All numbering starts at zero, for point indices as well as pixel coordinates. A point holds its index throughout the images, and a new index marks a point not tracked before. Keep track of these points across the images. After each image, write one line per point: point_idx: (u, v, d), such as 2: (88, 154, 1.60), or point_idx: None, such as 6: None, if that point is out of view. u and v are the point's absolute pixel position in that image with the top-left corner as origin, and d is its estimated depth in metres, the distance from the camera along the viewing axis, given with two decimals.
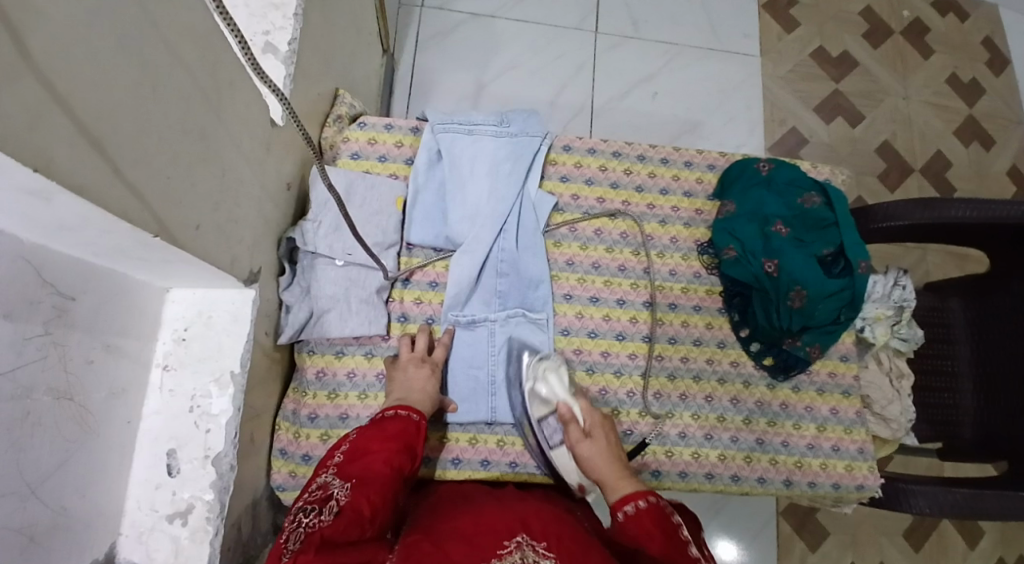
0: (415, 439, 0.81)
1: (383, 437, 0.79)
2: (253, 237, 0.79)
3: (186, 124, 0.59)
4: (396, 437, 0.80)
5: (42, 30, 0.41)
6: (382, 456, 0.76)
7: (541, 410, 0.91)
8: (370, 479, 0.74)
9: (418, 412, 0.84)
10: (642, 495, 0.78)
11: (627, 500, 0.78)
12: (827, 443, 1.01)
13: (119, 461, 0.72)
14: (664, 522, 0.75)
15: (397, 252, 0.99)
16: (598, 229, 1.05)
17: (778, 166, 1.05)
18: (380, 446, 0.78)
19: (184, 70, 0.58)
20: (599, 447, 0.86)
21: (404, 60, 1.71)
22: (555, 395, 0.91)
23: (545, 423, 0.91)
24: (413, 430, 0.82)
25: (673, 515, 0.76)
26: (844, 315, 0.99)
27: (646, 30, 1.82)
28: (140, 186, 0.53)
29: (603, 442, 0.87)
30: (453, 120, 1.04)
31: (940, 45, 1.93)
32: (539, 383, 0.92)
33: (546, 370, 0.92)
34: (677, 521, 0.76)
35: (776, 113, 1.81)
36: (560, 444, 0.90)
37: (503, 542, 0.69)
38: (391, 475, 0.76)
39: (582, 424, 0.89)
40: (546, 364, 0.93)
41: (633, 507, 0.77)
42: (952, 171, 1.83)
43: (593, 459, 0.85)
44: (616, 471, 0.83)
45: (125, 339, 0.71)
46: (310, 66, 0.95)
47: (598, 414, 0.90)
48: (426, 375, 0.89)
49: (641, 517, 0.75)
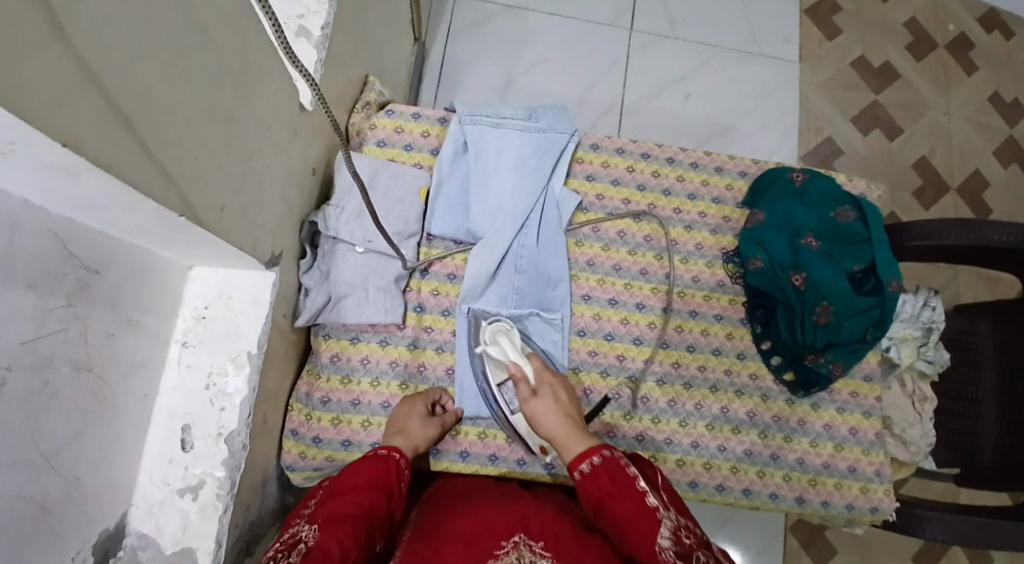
0: (389, 474, 0.79)
1: (353, 476, 0.77)
2: (276, 220, 0.80)
3: (214, 106, 0.59)
4: (364, 474, 0.78)
5: (78, 8, 0.41)
6: (350, 496, 0.74)
7: (497, 374, 0.92)
8: (339, 518, 0.71)
9: (384, 446, 0.82)
10: (595, 450, 0.78)
11: (581, 458, 0.78)
12: (843, 464, 1.00)
13: (133, 435, 0.73)
14: (621, 479, 0.75)
15: (418, 242, 0.99)
16: (621, 231, 1.04)
17: (812, 178, 1.03)
18: (352, 485, 0.76)
19: (214, 50, 0.57)
20: (547, 403, 0.86)
21: (435, 48, 1.70)
22: (505, 357, 0.91)
23: (504, 387, 0.92)
24: (383, 466, 0.80)
25: (630, 467, 0.76)
26: (871, 334, 0.96)
27: (682, 30, 1.79)
28: (168, 166, 0.53)
29: (553, 398, 0.86)
30: (482, 112, 1.03)
31: (986, 61, 1.88)
32: (489, 344, 0.92)
33: (497, 333, 0.92)
34: (633, 472, 0.75)
35: (810, 121, 1.77)
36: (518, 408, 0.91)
37: (501, 543, 0.72)
38: (361, 515, 0.73)
39: (532, 384, 0.89)
40: (496, 325, 0.93)
41: (588, 463, 0.77)
42: (990, 191, 1.78)
43: (543, 416, 0.85)
44: (570, 430, 0.82)
45: (145, 314, 0.72)
46: (342, 50, 0.95)
47: (549, 373, 0.90)
48: (409, 408, 0.88)
49: (597, 476, 0.75)
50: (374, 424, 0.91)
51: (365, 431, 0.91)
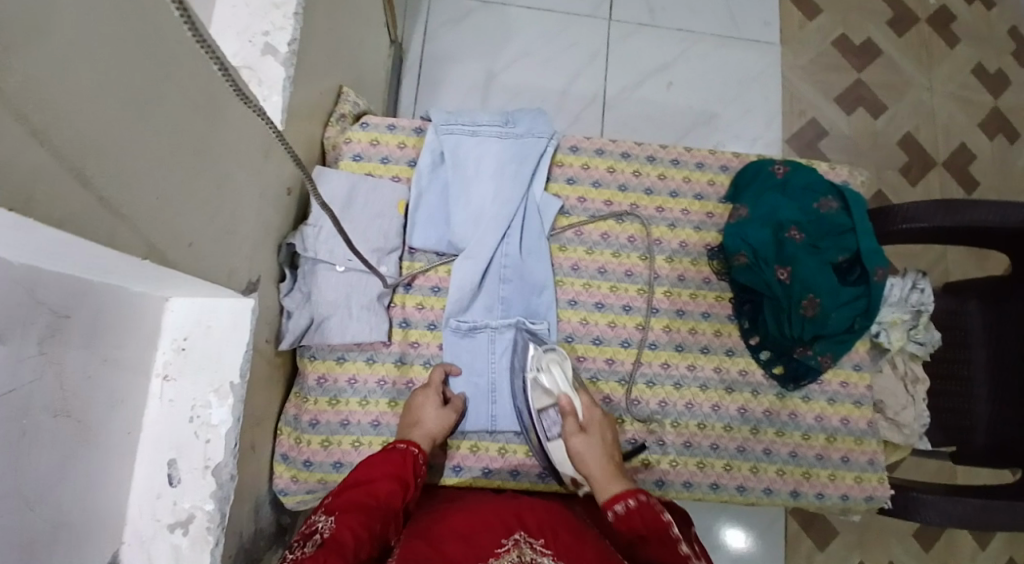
0: (409, 467, 0.81)
1: (370, 467, 0.79)
2: (252, 245, 0.78)
3: (177, 140, 0.58)
4: (383, 465, 0.79)
5: (15, 60, 0.39)
6: (365, 487, 0.76)
7: (541, 401, 0.90)
8: (353, 508, 0.73)
9: (402, 441, 0.83)
10: (631, 493, 0.78)
11: (616, 498, 0.78)
12: (836, 454, 0.99)
13: (118, 472, 0.71)
14: (655, 524, 0.74)
15: (399, 256, 0.97)
16: (604, 233, 1.03)
17: (794, 169, 1.02)
18: (368, 476, 0.78)
19: (172, 84, 0.56)
20: (593, 444, 0.85)
21: (413, 48, 1.68)
22: (556, 387, 0.89)
23: (545, 415, 0.90)
24: (399, 458, 0.81)
25: (664, 513, 0.75)
26: (858, 324, 0.97)
27: (662, 18, 1.77)
28: (127, 210, 0.52)
29: (599, 439, 0.86)
30: (458, 121, 1.01)
31: (968, 33, 1.86)
32: (541, 372, 0.90)
33: (551, 361, 0.90)
34: (666, 520, 0.75)
35: (794, 104, 1.76)
36: (557, 436, 0.89)
37: (501, 540, 0.70)
38: (376, 506, 0.75)
39: (579, 419, 0.87)
40: (550, 354, 0.91)
41: (623, 504, 0.77)
42: (975, 165, 1.77)
43: (586, 455, 0.84)
44: (609, 472, 0.82)
45: (123, 350, 0.70)
46: (312, 65, 0.93)
47: (598, 413, 0.88)
48: (426, 406, 0.88)
49: (630, 518, 0.75)
50: (365, 444, 0.91)
51: (356, 451, 0.90)
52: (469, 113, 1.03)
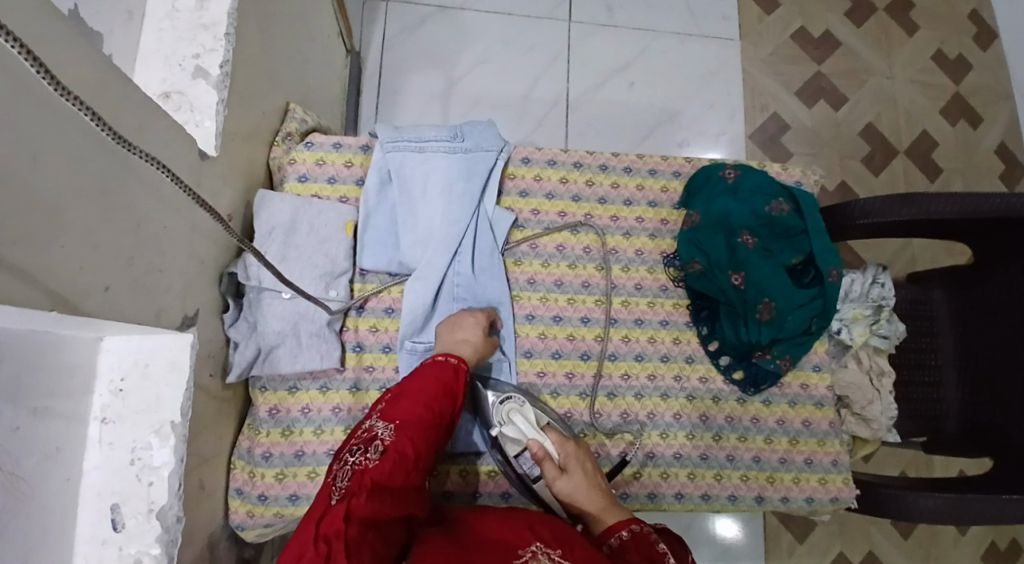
0: (457, 381, 0.84)
1: (427, 379, 0.81)
2: (185, 281, 0.76)
3: (82, 185, 0.55)
4: (438, 381, 0.82)
5: None
6: (422, 400, 0.79)
7: (513, 448, 0.88)
8: (412, 420, 0.77)
9: (455, 356, 0.86)
10: (626, 523, 0.78)
11: (613, 529, 0.78)
12: (799, 457, 0.99)
13: (60, 523, 0.68)
14: (648, 549, 0.74)
15: (350, 279, 0.96)
16: (559, 245, 1.01)
17: (744, 173, 1.01)
18: (425, 388, 0.80)
19: (72, 127, 0.53)
20: (576, 483, 0.84)
21: (370, 58, 1.65)
22: (522, 434, 0.87)
23: (522, 458, 0.88)
24: (454, 374, 0.84)
25: (659, 542, 0.74)
26: (815, 325, 0.97)
27: (621, 17, 1.76)
28: (24, 264, 0.50)
29: (580, 472, 0.85)
30: (404, 136, 0.99)
31: (926, 20, 1.87)
32: (505, 426, 0.88)
33: (511, 411, 0.89)
34: (660, 549, 0.73)
35: (755, 99, 1.75)
36: (539, 478, 0.88)
37: (519, 551, 0.70)
38: (432, 420, 0.78)
39: (556, 460, 0.87)
40: (508, 404, 0.89)
41: (618, 535, 0.77)
42: (937, 151, 1.78)
43: (574, 495, 0.84)
44: (599, 502, 0.83)
45: (53, 399, 0.67)
46: (248, 88, 0.91)
47: (572, 444, 0.87)
48: (474, 326, 0.91)
49: (626, 548, 0.75)
50: (321, 474, 0.89)
51: (312, 482, 0.89)
52: (415, 128, 1.01)
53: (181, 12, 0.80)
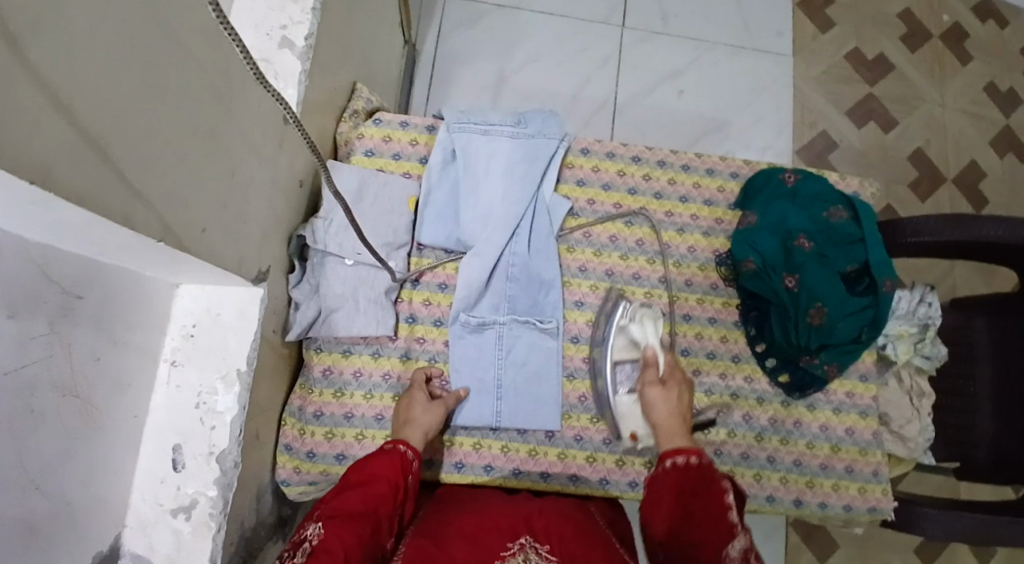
0: (400, 469, 0.79)
1: (366, 469, 0.78)
2: (262, 235, 0.79)
3: (193, 127, 0.58)
4: (380, 469, 0.78)
5: (36, 20, 0.38)
6: (358, 496, 0.74)
7: (621, 353, 0.94)
8: (344, 517, 0.71)
9: (402, 442, 0.82)
10: (695, 451, 0.80)
11: (677, 451, 0.80)
12: (840, 465, 0.99)
13: (125, 455, 0.72)
14: (711, 485, 0.76)
15: (408, 252, 0.99)
16: (613, 235, 1.03)
17: (805, 177, 1.02)
18: (364, 479, 0.77)
19: (193, 70, 0.56)
20: (669, 396, 0.88)
21: (426, 50, 1.69)
22: (643, 340, 0.93)
23: (621, 366, 0.94)
24: (397, 461, 0.80)
25: (723, 478, 0.76)
26: (865, 334, 0.97)
27: (674, 25, 1.78)
28: (146, 190, 0.52)
29: (676, 394, 0.88)
30: (470, 120, 1.02)
31: (982, 49, 1.86)
32: (634, 323, 0.95)
33: (643, 315, 0.95)
34: (725, 486, 0.75)
35: (805, 114, 1.76)
36: (626, 391, 0.92)
37: (507, 543, 0.72)
38: (367, 514, 0.73)
39: (659, 371, 0.91)
40: (643, 309, 0.96)
41: (684, 458, 0.79)
42: (985, 182, 1.77)
43: (659, 405, 0.87)
44: (674, 427, 0.85)
45: (132, 333, 0.70)
46: (328, 60, 0.94)
47: (679, 371, 0.91)
48: (414, 399, 0.88)
49: (688, 473, 0.78)
50: (368, 437, 0.91)
51: (359, 444, 0.91)
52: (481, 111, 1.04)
53: None
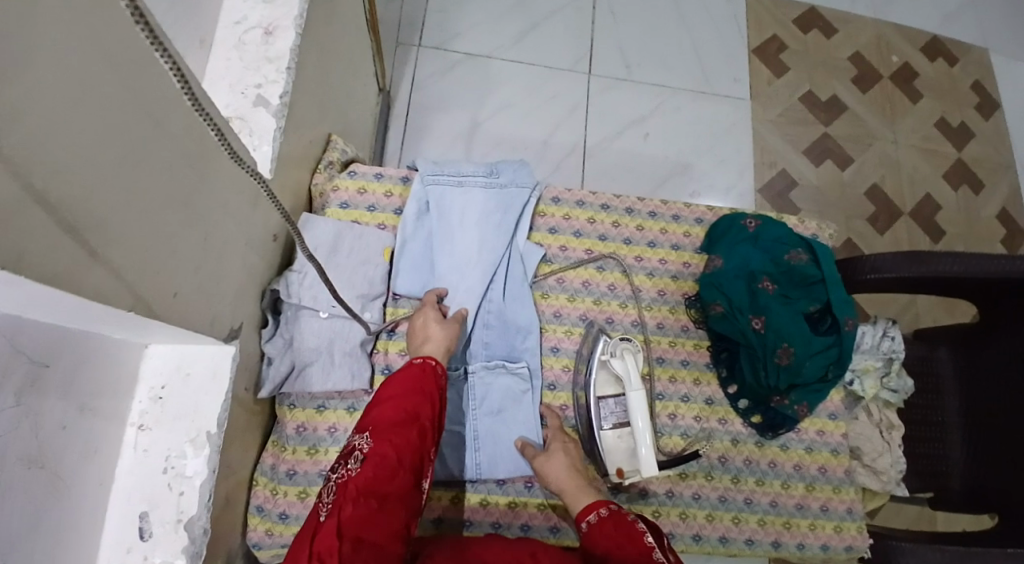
0: (432, 380, 0.83)
1: (404, 380, 0.82)
2: (236, 292, 0.79)
3: (168, 194, 0.58)
4: (415, 378, 0.82)
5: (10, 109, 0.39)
6: (400, 402, 0.79)
7: (604, 388, 0.97)
8: (390, 425, 0.77)
9: (429, 356, 0.86)
10: (603, 504, 0.84)
11: (588, 510, 0.83)
12: (816, 504, 1.00)
13: (90, 525, 0.69)
14: (625, 529, 0.78)
15: (383, 303, 0.99)
16: (585, 281, 1.05)
17: (765, 223, 1.05)
18: (403, 388, 0.81)
19: (169, 140, 0.57)
20: (558, 459, 0.90)
21: (399, 99, 1.72)
22: (627, 373, 0.95)
23: (604, 403, 0.96)
24: (428, 370, 0.84)
25: (637, 521, 0.79)
26: (831, 373, 1.00)
27: (639, 73, 1.84)
28: (118, 262, 0.52)
29: (562, 453, 0.91)
30: (443, 171, 1.04)
31: (930, 89, 1.96)
32: (615, 358, 0.96)
33: (625, 349, 0.96)
34: (641, 527, 0.78)
35: (765, 156, 1.82)
36: (610, 426, 0.95)
37: None
38: (413, 420, 0.78)
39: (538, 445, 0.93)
40: (624, 343, 0.97)
41: (595, 514, 0.82)
42: (940, 215, 1.84)
43: (555, 473, 0.89)
44: (576, 482, 0.88)
45: (100, 399, 0.68)
46: (303, 116, 0.95)
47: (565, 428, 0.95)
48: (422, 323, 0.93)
49: (602, 524, 0.80)
50: None
51: None
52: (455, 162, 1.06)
53: (249, 43, 0.84)
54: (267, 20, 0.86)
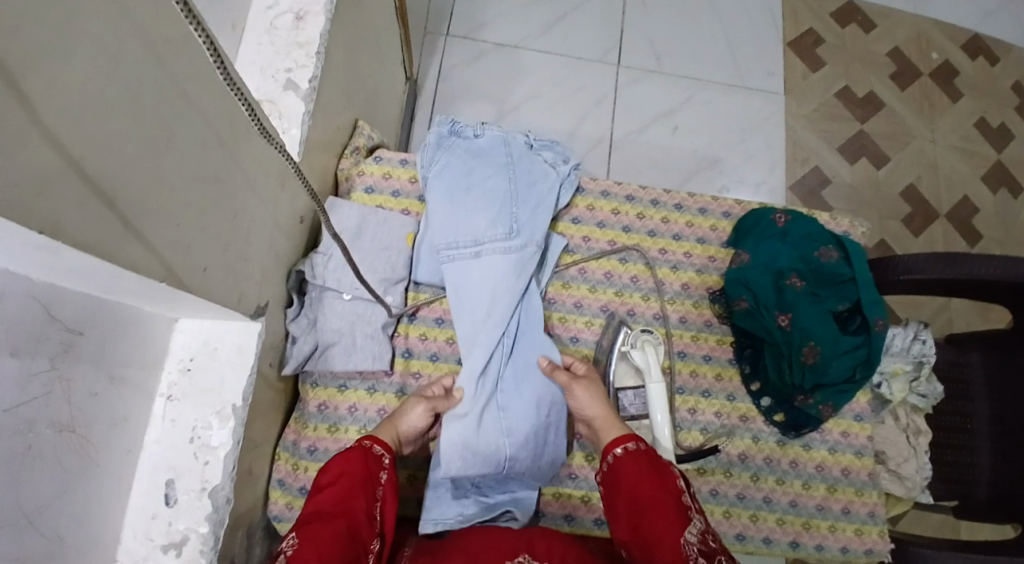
0: (364, 464, 0.80)
1: (337, 467, 0.79)
2: (262, 271, 0.80)
3: (199, 171, 0.60)
4: (345, 465, 0.79)
5: (45, 81, 0.40)
6: (327, 492, 0.76)
7: (626, 379, 0.98)
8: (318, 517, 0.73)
9: (365, 438, 0.83)
10: (632, 438, 0.84)
11: (617, 442, 0.84)
12: (837, 506, 0.99)
13: (118, 491, 0.71)
14: (658, 469, 0.81)
15: (405, 288, 1.00)
16: (607, 272, 1.05)
17: (795, 219, 1.04)
18: (334, 477, 0.78)
19: (200, 117, 0.58)
20: (592, 392, 0.91)
21: (426, 86, 1.72)
22: (648, 364, 0.94)
23: (623, 394, 0.97)
24: (359, 455, 0.81)
25: (664, 462, 0.82)
26: (859, 373, 0.97)
27: (669, 65, 1.82)
28: (150, 235, 0.54)
29: (595, 389, 0.92)
30: (458, 244, 0.98)
31: (970, 88, 1.90)
32: (635, 350, 0.95)
33: (645, 341, 0.95)
34: (670, 471, 0.81)
35: (797, 153, 1.79)
36: (629, 415, 0.97)
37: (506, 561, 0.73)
38: (339, 511, 0.74)
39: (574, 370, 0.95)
40: (645, 335, 0.96)
41: (626, 447, 0.83)
42: (977, 218, 1.79)
43: (588, 403, 0.90)
44: (608, 416, 0.89)
45: (130, 369, 0.71)
46: (332, 99, 0.96)
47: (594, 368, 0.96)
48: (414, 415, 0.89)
49: (635, 460, 0.81)
50: None
51: None
52: (471, 217, 0.99)
53: (279, 29, 0.86)
54: (297, 5, 0.86)
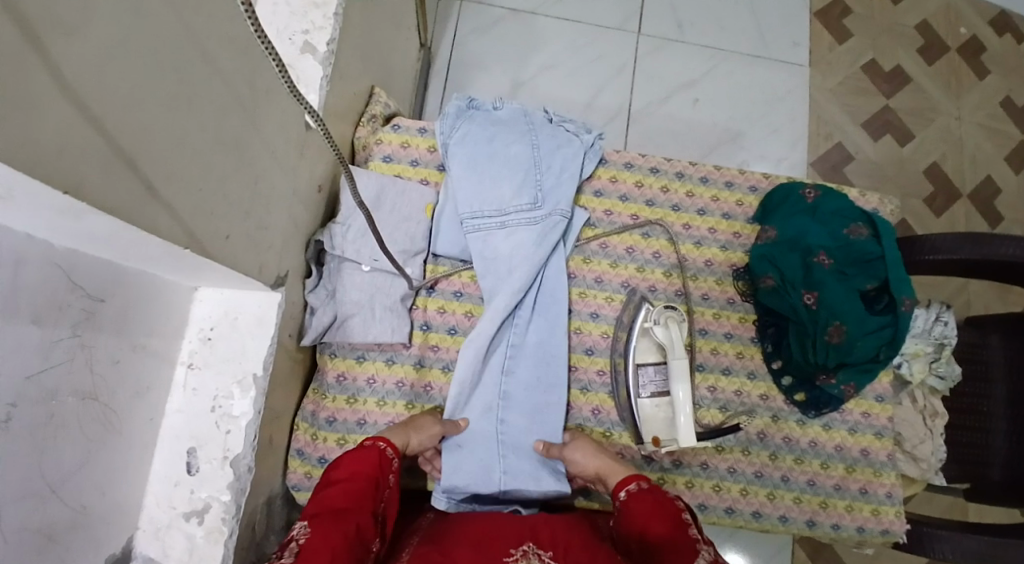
0: (376, 464, 0.80)
1: (350, 464, 0.79)
2: (282, 240, 0.79)
3: (220, 135, 0.58)
4: (363, 462, 0.79)
5: (67, 40, 0.38)
6: (342, 489, 0.75)
7: (643, 356, 0.95)
8: (330, 515, 0.72)
9: (380, 439, 0.83)
10: (640, 478, 0.83)
11: (626, 481, 0.84)
12: (854, 485, 0.98)
13: (140, 459, 0.72)
14: (664, 503, 0.79)
15: (424, 259, 0.99)
16: (629, 247, 1.03)
17: (826, 194, 1.02)
18: (349, 474, 0.77)
19: (221, 79, 0.57)
20: (588, 452, 0.90)
21: (441, 54, 1.69)
22: (669, 339, 0.93)
23: (643, 370, 0.95)
24: (375, 456, 0.80)
25: (674, 498, 0.80)
26: (883, 354, 0.96)
27: (691, 34, 1.77)
28: (173, 200, 0.52)
29: (593, 448, 0.91)
30: (485, 213, 0.97)
31: (999, 64, 1.85)
32: (658, 326, 0.94)
33: (670, 317, 0.94)
34: (677, 504, 0.79)
35: (820, 128, 1.75)
36: (647, 395, 0.94)
37: (511, 548, 0.76)
38: (350, 510, 0.73)
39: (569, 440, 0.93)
40: (669, 311, 0.94)
41: (635, 485, 0.82)
42: (1001, 198, 1.75)
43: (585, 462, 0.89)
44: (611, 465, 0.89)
45: (151, 337, 0.70)
46: (350, 65, 0.93)
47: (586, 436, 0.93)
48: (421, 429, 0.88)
49: (641, 497, 0.80)
50: None
51: None
52: (494, 186, 0.99)
53: None
54: None
